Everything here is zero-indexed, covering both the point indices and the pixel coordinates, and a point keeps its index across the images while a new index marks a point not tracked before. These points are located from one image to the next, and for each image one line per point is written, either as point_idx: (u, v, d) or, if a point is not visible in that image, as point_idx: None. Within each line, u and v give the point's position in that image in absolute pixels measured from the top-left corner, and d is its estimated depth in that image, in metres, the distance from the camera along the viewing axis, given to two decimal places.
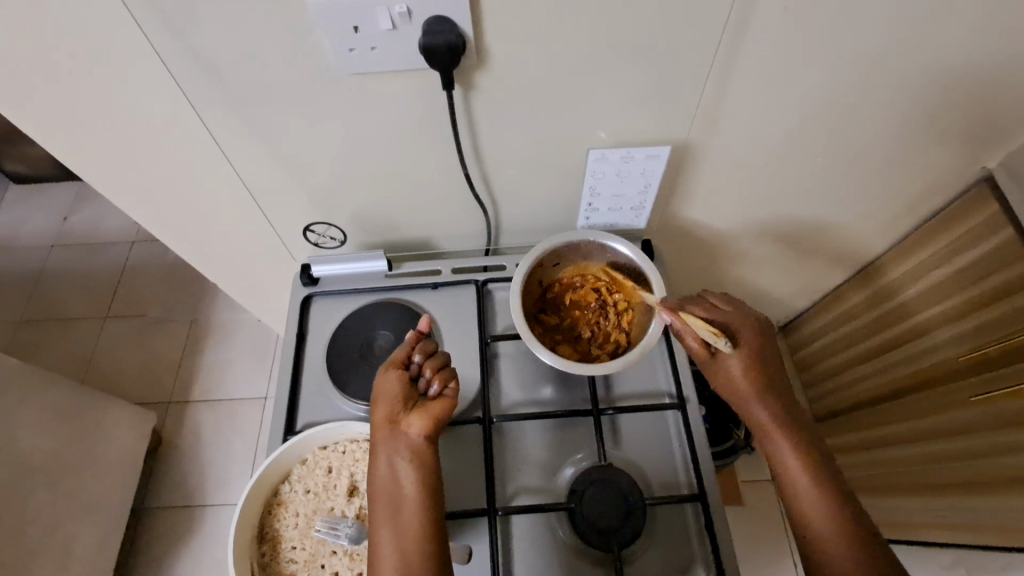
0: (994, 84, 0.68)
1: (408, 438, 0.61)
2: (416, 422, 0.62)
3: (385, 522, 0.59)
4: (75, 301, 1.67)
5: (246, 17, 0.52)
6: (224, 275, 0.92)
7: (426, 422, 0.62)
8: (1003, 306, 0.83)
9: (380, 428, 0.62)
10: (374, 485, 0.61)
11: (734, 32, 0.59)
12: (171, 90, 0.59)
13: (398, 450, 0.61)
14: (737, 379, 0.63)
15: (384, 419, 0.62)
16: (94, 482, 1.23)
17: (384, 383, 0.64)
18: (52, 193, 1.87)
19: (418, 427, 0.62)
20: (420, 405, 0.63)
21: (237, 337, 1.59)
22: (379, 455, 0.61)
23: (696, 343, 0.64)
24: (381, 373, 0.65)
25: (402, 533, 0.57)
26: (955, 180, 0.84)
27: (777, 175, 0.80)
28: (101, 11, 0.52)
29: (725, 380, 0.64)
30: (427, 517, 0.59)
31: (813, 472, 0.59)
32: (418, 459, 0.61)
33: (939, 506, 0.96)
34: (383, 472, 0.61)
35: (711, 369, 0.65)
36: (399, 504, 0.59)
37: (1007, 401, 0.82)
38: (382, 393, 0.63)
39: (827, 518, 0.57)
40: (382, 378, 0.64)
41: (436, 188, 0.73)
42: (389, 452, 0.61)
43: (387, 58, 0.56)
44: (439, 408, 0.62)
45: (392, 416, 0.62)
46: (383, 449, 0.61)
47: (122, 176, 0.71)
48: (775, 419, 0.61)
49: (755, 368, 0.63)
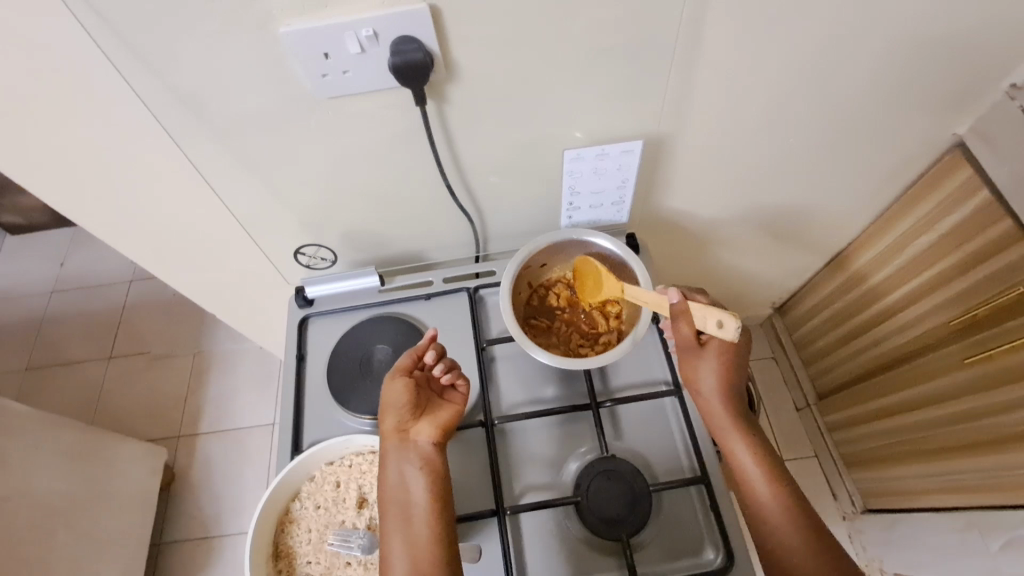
0: (953, 50, 0.70)
1: (418, 446, 0.64)
2: (426, 430, 0.64)
3: (395, 530, 0.61)
4: (77, 345, 1.68)
5: (220, 53, 0.54)
6: (222, 304, 0.93)
7: (436, 429, 0.64)
8: (986, 269, 0.85)
9: (390, 437, 0.64)
10: (387, 494, 0.63)
11: (692, 25, 0.60)
12: (155, 128, 0.61)
13: (408, 459, 0.63)
14: (708, 375, 0.67)
15: (393, 428, 0.64)
16: (112, 520, 1.24)
17: (391, 390, 0.65)
18: (47, 240, 1.89)
19: (428, 434, 0.64)
20: (428, 412, 0.65)
21: (241, 366, 1.60)
22: (390, 464, 0.63)
23: (692, 330, 0.64)
24: (387, 381, 0.66)
25: (413, 541, 0.60)
26: (928, 149, 0.86)
27: (751, 160, 0.82)
28: (82, 58, 0.54)
29: (699, 370, 0.67)
30: (438, 524, 0.61)
31: (777, 485, 0.64)
32: (429, 466, 0.63)
33: (946, 469, 0.97)
34: (395, 480, 0.63)
35: (687, 359, 0.67)
36: (409, 511, 0.61)
37: (1000, 360, 0.83)
38: (390, 402, 0.64)
39: (780, 508, 0.63)
40: (389, 386, 0.65)
41: (419, 201, 0.75)
42: (400, 460, 0.63)
43: (360, 79, 0.58)
44: (448, 415, 0.66)
45: (401, 425, 0.64)
46: (393, 458, 0.64)
47: (114, 216, 0.73)
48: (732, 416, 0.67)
49: (728, 365, 0.67)
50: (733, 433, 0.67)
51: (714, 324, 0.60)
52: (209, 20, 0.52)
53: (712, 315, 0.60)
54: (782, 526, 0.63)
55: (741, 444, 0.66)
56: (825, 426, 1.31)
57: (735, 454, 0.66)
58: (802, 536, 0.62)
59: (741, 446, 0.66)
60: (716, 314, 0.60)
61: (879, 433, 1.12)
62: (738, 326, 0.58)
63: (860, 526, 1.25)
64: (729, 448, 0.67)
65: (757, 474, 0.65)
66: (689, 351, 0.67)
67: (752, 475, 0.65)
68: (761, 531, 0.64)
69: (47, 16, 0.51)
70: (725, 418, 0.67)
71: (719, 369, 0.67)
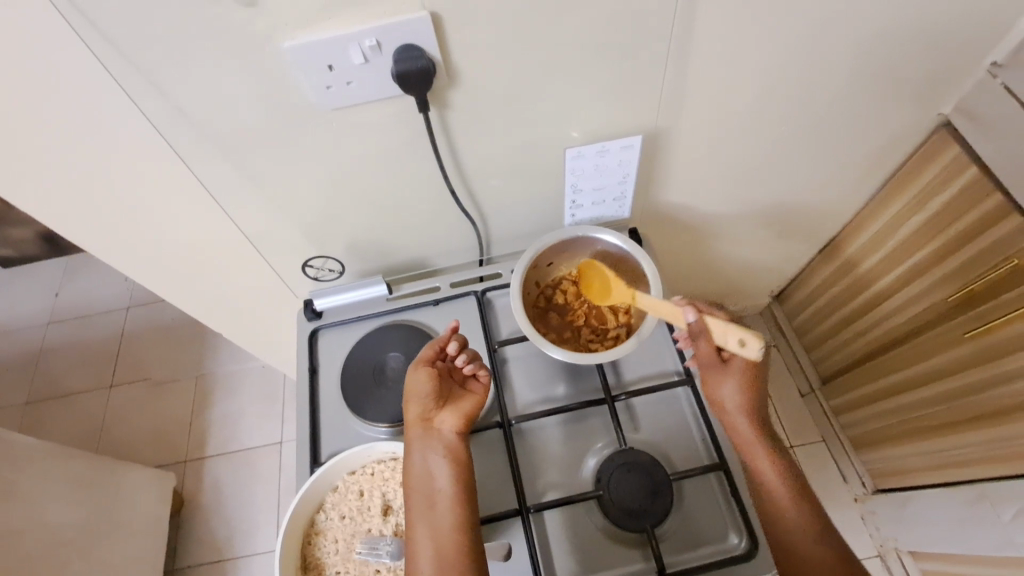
0: (936, 33, 0.72)
1: (441, 435, 0.64)
2: (449, 419, 0.65)
3: (420, 518, 0.62)
4: (78, 374, 1.67)
5: (225, 70, 0.55)
6: (228, 322, 0.93)
7: (459, 418, 0.65)
8: (978, 245, 0.87)
9: (414, 426, 0.65)
10: (411, 483, 0.63)
11: (684, 20, 0.62)
12: (161, 148, 0.61)
13: (432, 447, 0.64)
14: (732, 390, 0.68)
15: (417, 417, 0.65)
16: (125, 548, 1.22)
17: (415, 380, 0.66)
18: (41, 271, 1.87)
19: (451, 423, 0.65)
20: (451, 402, 0.66)
21: (245, 386, 1.59)
22: (414, 453, 0.64)
23: (711, 345, 0.66)
24: (411, 371, 0.67)
25: (437, 528, 0.60)
26: (916, 130, 0.88)
27: (745, 150, 0.83)
28: (89, 82, 0.54)
29: (720, 387, 0.68)
30: (462, 512, 0.61)
31: (796, 499, 0.65)
32: (452, 455, 0.64)
33: (953, 443, 0.98)
34: (419, 468, 0.64)
35: (709, 376, 0.69)
36: (433, 499, 0.62)
37: (999, 332, 0.85)
38: (414, 391, 0.66)
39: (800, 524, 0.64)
40: (413, 376, 0.66)
41: (424, 208, 0.76)
42: (424, 449, 0.64)
43: (363, 89, 0.58)
44: (471, 404, 0.66)
45: (425, 414, 0.65)
46: (417, 446, 0.64)
47: (121, 239, 0.73)
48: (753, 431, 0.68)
49: (751, 382, 0.68)
50: (757, 446, 0.68)
51: (735, 343, 0.63)
52: (213, 39, 0.52)
53: (734, 333, 0.63)
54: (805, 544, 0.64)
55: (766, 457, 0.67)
56: (830, 409, 1.33)
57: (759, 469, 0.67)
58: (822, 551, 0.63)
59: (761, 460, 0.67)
60: (735, 332, 0.63)
61: (884, 412, 1.13)
62: (760, 347, 0.61)
63: (872, 507, 1.26)
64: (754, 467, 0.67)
65: (778, 489, 0.66)
66: (709, 366, 0.68)
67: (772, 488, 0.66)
68: (784, 547, 0.64)
69: (54, 43, 0.51)
70: (748, 432, 0.68)
71: (741, 386, 0.68)
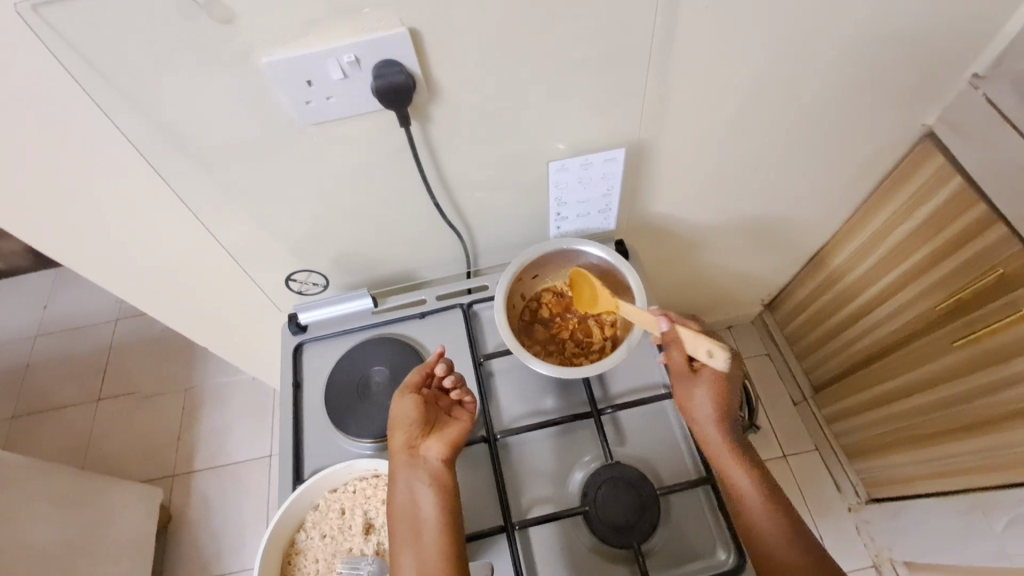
0: (917, 45, 0.72)
1: (427, 463, 0.63)
2: (435, 446, 0.64)
3: (405, 549, 0.60)
4: (65, 388, 1.65)
5: (203, 87, 0.55)
6: (213, 337, 0.92)
7: (446, 445, 0.64)
8: (964, 253, 0.87)
9: (399, 453, 0.63)
10: (395, 513, 0.62)
11: (665, 34, 0.62)
12: (140, 164, 0.61)
13: (418, 475, 0.62)
14: (703, 402, 0.66)
15: (402, 444, 0.64)
16: (110, 566, 1.20)
17: (401, 407, 0.65)
18: (28, 284, 1.85)
19: (437, 450, 0.63)
20: (437, 428, 0.65)
21: (234, 398, 1.58)
22: (399, 482, 0.62)
23: (682, 356, 0.66)
24: (396, 398, 0.65)
25: (423, 560, 0.58)
26: (901, 140, 0.88)
27: (730, 160, 0.83)
28: (65, 100, 0.54)
29: (693, 397, 0.66)
30: (449, 542, 0.59)
31: (775, 510, 0.63)
32: (438, 483, 0.62)
33: (946, 452, 0.98)
34: (404, 498, 0.62)
35: (681, 385, 0.67)
36: (419, 528, 0.60)
37: (988, 340, 0.85)
38: (399, 418, 0.64)
39: (780, 534, 0.61)
40: (398, 403, 0.65)
41: (408, 221, 0.75)
42: (410, 477, 0.62)
43: (343, 104, 0.58)
44: (457, 431, 0.65)
45: (411, 441, 0.64)
46: (401, 475, 0.63)
47: (101, 254, 0.72)
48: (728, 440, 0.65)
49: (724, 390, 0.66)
50: (732, 464, 0.65)
51: (704, 353, 0.63)
52: (192, 55, 0.52)
53: (700, 343, 0.63)
54: (784, 555, 0.61)
55: (742, 475, 0.64)
56: (823, 418, 1.32)
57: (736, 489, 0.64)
58: (804, 566, 0.60)
59: (738, 470, 0.64)
60: (703, 342, 0.63)
61: (877, 420, 1.13)
62: (727, 357, 0.62)
63: (866, 516, 1.25)
64: (731, 478, 0.64)
65: (756, 500, 0.63)
66: (681, 377, 0.67)
67: (750, 499, 0.63)
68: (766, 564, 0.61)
69: (30, 62, 0.51)
70: (722, 440, 0.65)
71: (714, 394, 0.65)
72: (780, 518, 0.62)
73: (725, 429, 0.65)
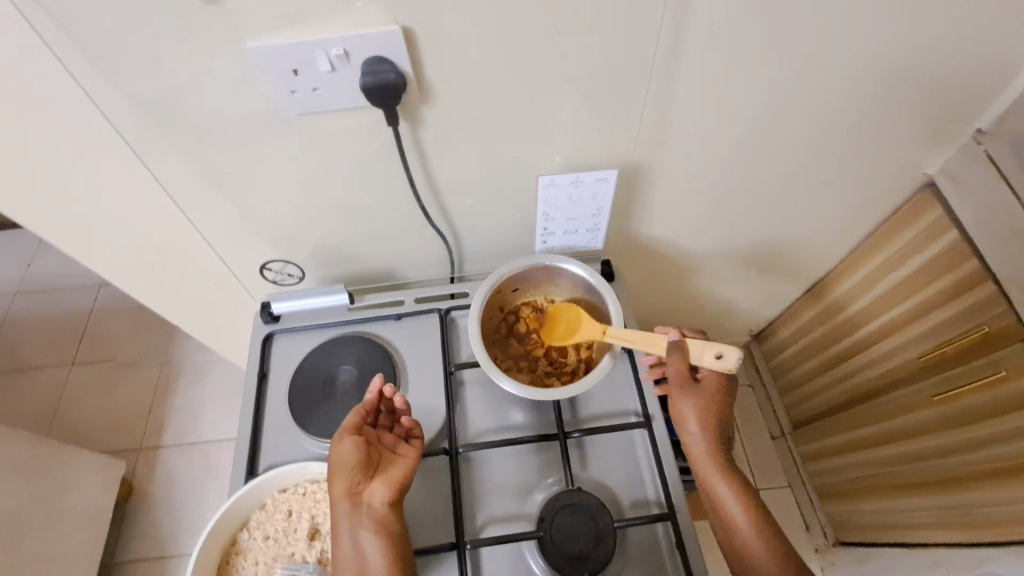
0: (923, 94, 0.71)
1: (371, 509, 0.59)
2: (379, 490, 0.60)
3: None
4: (39, 350, 1.62)
5: (185, 65, 0.53)
6: (185, 317, 0.90)
7: (390, 488, 0.60)
8: (952, 307, 0.85)
9: (340, 502, 0.60)
10: (341, 565, 0.58)
11: (667, 58, 0.61)
12: (114, 138, 0.59)
13: (361, 523, 0.59)
14: (689, 411, 0.66)
15: (343, 492, 0.60)
16: (60, 537, 1.17)
17: (339, 451, 0.61)
18: (14, 241, 1.83)
19: (382, 495, 0.60)
20: (381, 471, 0.62)
21: (209, 377, 1.56)
22: (342, 532, 0.59)
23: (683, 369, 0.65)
24: (335, 443, 0.62)
25: None
26: (901, 188, 0.87)
27: (727, 190, 0.82)
28: (39, 65, 0.52)
29: (684, 406, 0.66)
30: None
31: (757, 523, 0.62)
32: (384, 529, 0.59)
33: (916, 505, 0.96)
34: (348, 549, 0.59)
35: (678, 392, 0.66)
36: None
37: (969, 398, 0.84)
38: (339, 464, 0.61)
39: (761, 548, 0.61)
40: (337, 447, 0.62)
41: (392, 220, 0.74)
42: (352, 526, 0.59)
43: (329, 97, 0.56)
44: (403, 472, 0.62)
45: (352, 488, 0.60)
46: (344, 526, 0.59)
47: (71, 222, 0.70)
48: (712, 450, 0.65)
49: (712, 402, 0.66)
50: (723, 484, 0.64)
51: (711, 355, 0.63)
52: (173, 32, 0.50)
53: (708, 347, 0.63)
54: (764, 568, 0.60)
55: (730, 492, 0.63)
56: (800, 456, 1.31)
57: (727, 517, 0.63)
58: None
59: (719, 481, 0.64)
60: (711, 346, 0.63)
61: (852, 465, 1.12)
62: (739, 358, 0.61)
63: (832, 559, 1.23)
64: (712, 488, 0.64)
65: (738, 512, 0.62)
66: (680, 385, 0.66)
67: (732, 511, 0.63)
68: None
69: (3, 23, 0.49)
70: (704, 449, 0.65)
71: (702, 403, 0.66)
72: (765, 536, 0.61)
73: (715, 444, 0.65)
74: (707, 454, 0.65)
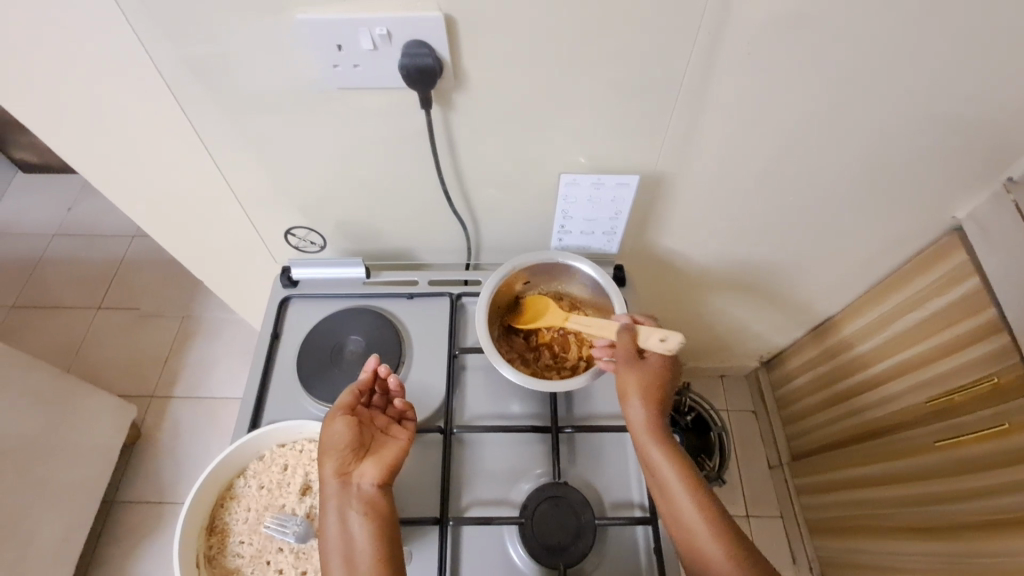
0: (958, 136, 0.70)
1: (361, 488, 0.61)
2: (370, 471, 0.62)
3: None
4: (70, 289, 1.70)
5: (237, 30, 0.56)
6: (210, 272, 0.94)
7: (381, 469, 0.62)
8: (965, 354, 0.84)
9: (329, 482, 0.61)
10: (327, 544, 0.59)
11: (701, 72, 0.61)
12: (163, 92, 0.62)
13: (351, 503, 0.60)
14: (632, 383, 0.65)
15: (333, 472, 0.61)
16: (69, 468, 1.23)
17: (331, 430, 0.63)
18: (60, 183, 1.91)
19: (373, 476, 0.61)
20: (372, 452, 0.63)
21: (225, 336, 1.61)
22: (330, 511, 0.60)
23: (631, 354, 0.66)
24: (327, 422, 0.64)
25: None
26: (927, 228, 0.86)
27: (748, 210, 0.82)
28: (105, 16, 0.55)
29: (628, 380, 0.65)
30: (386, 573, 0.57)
31: (698, 498, 0.60)
32: (373, 509, 0.60)
33: (906, 548, 0.95)
34: (334, 530, 0.59)
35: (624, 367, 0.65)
36: (352, 559, 0.57)
37: (972, 446, 0.82)
38: (330, 444, 0.62)
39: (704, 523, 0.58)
40: (329, 426, 0.63)
41: (415, 201, 0.76)
42: (341, 505, 0.60)
43: (369, 75, 0.59)
44: (394, 454, 0.63)
45: (343, 468, 0.61)
46: (333, 505, 0.60)
47: (115, 167, 0.74)
48: (652, 422, 0.64)
49: (656, 378, 0.65)
50: (662, 460, 0.62)
51: (656, 338, 0.64)
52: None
53: (654, 331, 0.64)
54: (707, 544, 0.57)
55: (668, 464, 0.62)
56: (795, 487, 1.30)
57: (696, 542, 0.58)
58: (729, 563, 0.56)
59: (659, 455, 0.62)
60: (656, 332, 0.64)
61: (847, 501, 1.11)
62: (681, 341, 0.62)
63: None
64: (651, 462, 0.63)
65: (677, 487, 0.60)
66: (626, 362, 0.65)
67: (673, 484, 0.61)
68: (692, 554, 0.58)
69: None
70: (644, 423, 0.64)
71: (645, 376, 0.65)
72: (706, 511, 0.59)
73: (655, 417, 0.64)
74: (648, 427, 0.64)
